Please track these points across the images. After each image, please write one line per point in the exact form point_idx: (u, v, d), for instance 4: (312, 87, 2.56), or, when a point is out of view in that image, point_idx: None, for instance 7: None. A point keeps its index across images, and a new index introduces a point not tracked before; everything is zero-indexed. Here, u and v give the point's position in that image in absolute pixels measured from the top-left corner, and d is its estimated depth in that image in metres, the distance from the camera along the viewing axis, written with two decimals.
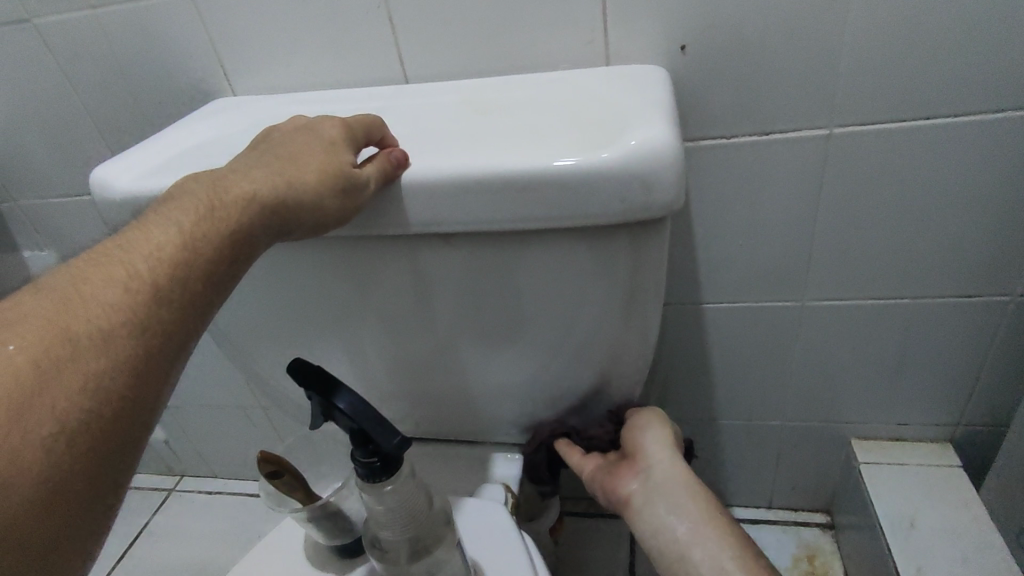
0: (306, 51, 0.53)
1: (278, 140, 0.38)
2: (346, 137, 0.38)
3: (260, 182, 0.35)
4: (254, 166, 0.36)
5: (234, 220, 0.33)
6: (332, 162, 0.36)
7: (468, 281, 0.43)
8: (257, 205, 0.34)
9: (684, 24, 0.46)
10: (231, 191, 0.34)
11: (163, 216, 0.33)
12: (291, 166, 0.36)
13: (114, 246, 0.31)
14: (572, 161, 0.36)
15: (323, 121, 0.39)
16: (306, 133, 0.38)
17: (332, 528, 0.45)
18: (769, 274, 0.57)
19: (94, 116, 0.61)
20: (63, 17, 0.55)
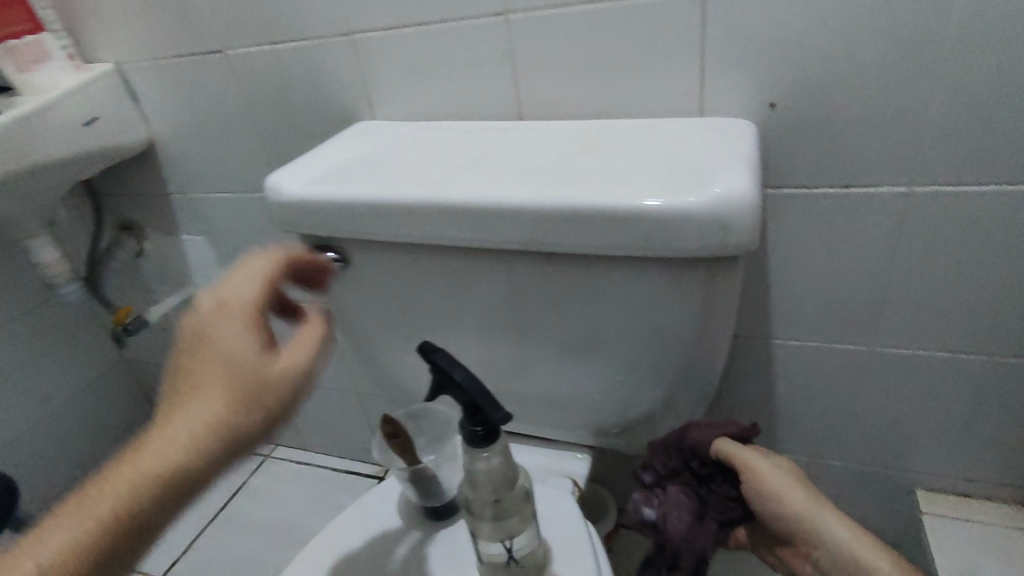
0: (438, 87, 0.62)
1: (181, 353, 0.37)
2: (244, 327, 0.37)
3: (155, 442, 0.36)
4: (161, 410, 0.38)
5: (128, 490, 0.36)
6: (231, 382, 0.36)
7: (558, 294, 0.50)
8: (157, 458, 0.36)
9: (774, 85, 0.51)
10: (132, 458, 0.36)
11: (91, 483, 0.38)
12: (188, 411, 0.36)
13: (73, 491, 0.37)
14: (661, 202, 0.42)
15: (209, 316, 0.37)
16: (200, 338, 0.37)
17: (426, 485, 0.54)
18: (839, 318, 0.60)
19: (259, 129, 0.74)
20: (251, 49, 0.68)
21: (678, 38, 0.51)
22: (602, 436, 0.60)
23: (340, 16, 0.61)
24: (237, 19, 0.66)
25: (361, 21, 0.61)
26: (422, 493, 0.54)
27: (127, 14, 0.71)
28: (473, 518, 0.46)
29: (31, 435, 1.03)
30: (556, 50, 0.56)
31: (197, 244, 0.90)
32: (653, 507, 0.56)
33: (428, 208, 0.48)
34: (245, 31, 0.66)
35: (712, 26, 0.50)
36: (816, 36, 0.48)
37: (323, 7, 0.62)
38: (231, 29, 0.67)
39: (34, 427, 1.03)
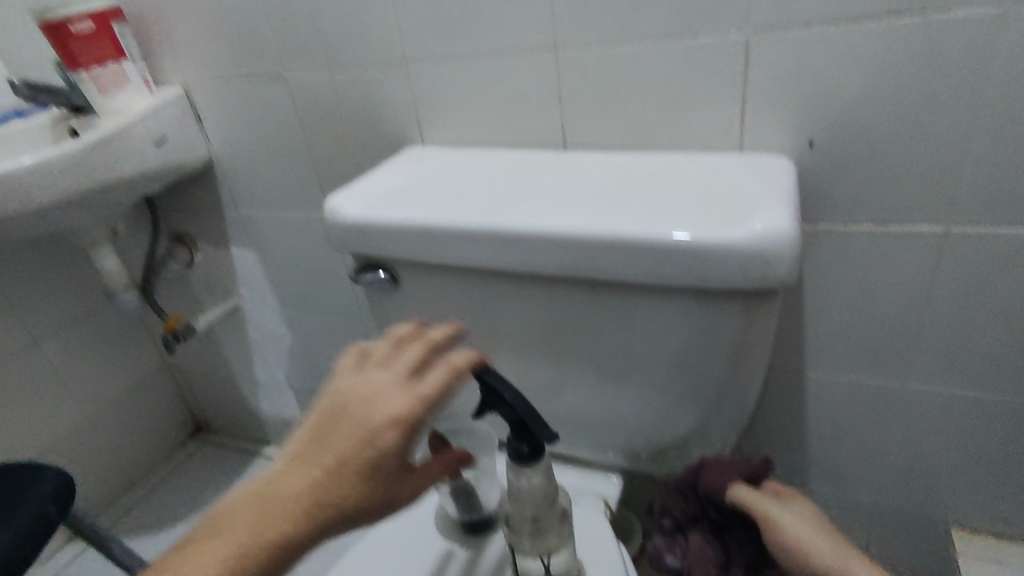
0: (486, 117, 0.66)
1: (347, 465, 0.38)
2: (389, 416, 0.38)
3: (299, 537, 0.38)
4: (304, 499, 0.38)
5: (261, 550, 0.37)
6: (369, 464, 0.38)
7: (598, 319, 0.52)
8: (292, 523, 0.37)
9: (814, 125, 0.53)
10: (269, 520, 0.38)
11: (216, 545, 0.38)
12: (339, 500, 0.38)
13: (209, 535, 0.39)
14: (703, 236, 0.44)
15: (392, 447, 0.37)
16: (373, 464, 0.38)
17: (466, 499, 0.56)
18: (874, 352, 0.61)
19: (313, 152, 0.78)
20: (311, 78, 0.72)
21: (721, 78, 0.54)
22: (634, 460, 0.61)
23: (398, 50, 0.65)
24: (300, 50, 0.71)
25: (417, 55, 0.65)
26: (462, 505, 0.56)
27: (199, 43, 0.76)
28: (512, 530, 0.48)
29: (80, 433, 1.08)
30: (601, 85, 0.58)
31: (246, 257, 0.94)
32: (676, 556, 0.57)
33: (479, 234, 0.51)
34: (307, 61, 0.71)
35: (755, 67, 0.52)
36: (856, 79, 0.50)
37: (382, 41, 0.66)
38: (294, 59, 0.72)
39: (83, 425, 1.08)
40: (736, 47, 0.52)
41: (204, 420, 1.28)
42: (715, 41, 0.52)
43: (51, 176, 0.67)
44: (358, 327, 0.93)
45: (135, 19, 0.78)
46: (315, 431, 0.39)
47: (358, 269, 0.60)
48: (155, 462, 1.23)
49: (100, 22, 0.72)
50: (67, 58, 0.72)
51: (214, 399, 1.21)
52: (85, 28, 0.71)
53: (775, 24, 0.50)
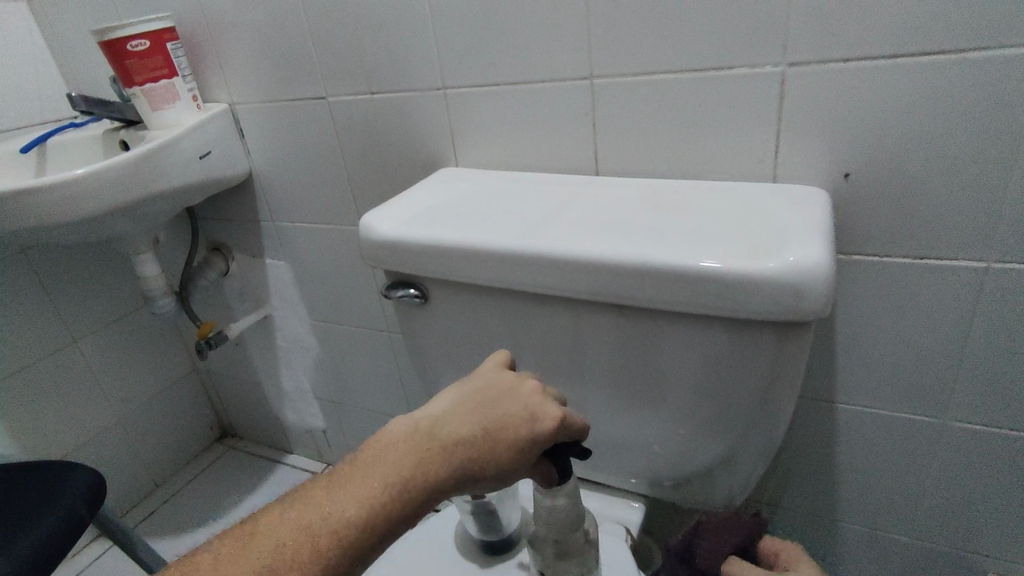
0: (519, 140, 0.67)
1: (503, 436, 0.39)
2: (551, 410, 0.40)
3: (437, 490, 0.38)
4: (456, 453, 0.38)
5: (412, 490, 0.37)
6: (521, 446, 0.39)
7: (626, 344, 0.52)
8: (443, 476, 0.38)
9: (849, 157, 0.53)
10: (426, 463, 0.38)
11: (366, 472, 0.38)
12: (489, 468, 0.39)
13: (362, 463, 0.39)
14: (736, 265, 0.44)
15: (547, 435, 0.39)
16: (525, 446, 0.39)
17: (485, 523, 0.56)
18: (908, 387, 0.60)
19: (349, 168, 0.80)
20: (352, 97, 0.74)
21: (756, 109, 0.54)
22: (658, 487, 0.61)
23: (436, 74, 0.67)
24: (342, 72, 0.73)
25: (454, 79, 0.67)
26: (480, 530, 0.56)
27: (247, 63, 0.79)
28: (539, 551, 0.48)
29: (112, 433, 1.11)
30: (635, 113, 0.59)
31: (280, 267, 0.97)
32: None
33: (511, 256, 0.52)
34: (349, 82, 0.73)
35: (790, 98, 0.53)
36: (894, 113, 0.50)
37: (421, 64, 0.68)
38: (336, 80, 0.74)
39: (115, 426, 1.11)
40: (771, 78, 0.52)
41: (229, 426, 1.30)
42: (750, 72, 0.53)
43: (101, 185, 0.70)
44: (384, 342, 0.94)
45: (188, 39, 0.82)
46: (478, 398, 0.41)
47: (389, 286, 0.61)
48: (181, 465, 1.25)
49: (156, 41, 0.75)
50: (124, 74, 0.76)
51: (241, 405, 1.23)
52: (141, 46, 0.74)
53: (811, 57, 0.50)
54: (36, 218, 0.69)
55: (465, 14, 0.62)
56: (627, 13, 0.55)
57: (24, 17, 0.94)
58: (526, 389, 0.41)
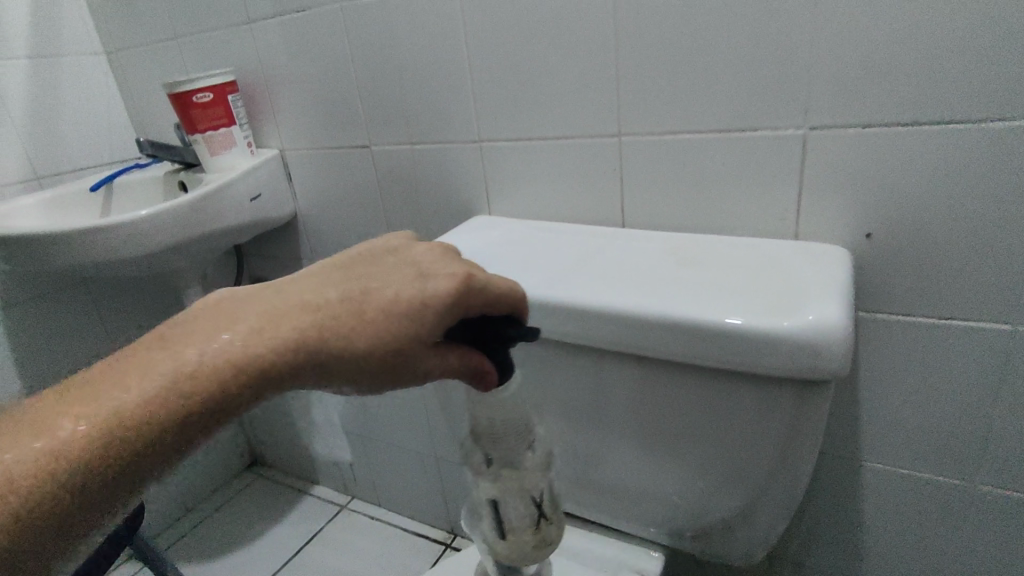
0: (550, 191, 0.70)
1: (381, 296, 0.38)
2: (439, 272, 0.39)
3: (301, 348, 0.37)
4: (325, 311, 0.38)
5: (269, 339, 0.36)
6: (402, 307, 0.38)
7: (646, 393, 0.54)
8: (312, 331, 0.37)
9: (870, 219, 0.54)
10: (292, 316, 0.37)
11: (216, 324, 0.37)
12: (365, 327, 0.38)
13: (220, 313, 0.38)
14: (754, 322, 0.45)
15: (436, 295, 0.38)
16: (407, 305, 0.38)
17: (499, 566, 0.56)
18: (934, 447, 0.59)
19: (387, 212, 0.85)
20: (393, 146, 0.79)
21: (777, 169, 0.56)
22: (676, 538, 0.60)
23: (474, 128, 0.72)
24: (386, 124, 0.78)
25: (491, 134, 0.71)
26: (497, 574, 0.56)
27: (300, 114, 0.86)
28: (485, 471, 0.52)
29: None
30: (662, 168, 0.62)
31: None
32: None
33: (537, 304, 0.54)
34: (391, 133, 0.78)
35: (811, 161, 0.55)
36: (915, 179, 0.51)
37: (460, 119, 0.72)
38: (379, 131, 0.79)
39: None
40: (794, 141, 0.55)
41: (259, 454, 1.33)
42: (774, 135, 0.55)
43: (159, 223, 0.76)
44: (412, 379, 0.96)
45: (247, 90, 0.89)
46: (361, 264, 0.41)
47: None
48: (211, 491, 1.28)
49: (218, 93, 0.82)
50: (187, 122, 0.82)
51: (272, 435, 1.27)
52: (205, 98, 0.81)
53: (833, 123, 0.53)
54: (101, 254, 0.74)
55: (503, 74, 0.67)
56: (655, 78, 0.58)
57: (103, 67, 1.03)
58: (416, 255, 0.41)
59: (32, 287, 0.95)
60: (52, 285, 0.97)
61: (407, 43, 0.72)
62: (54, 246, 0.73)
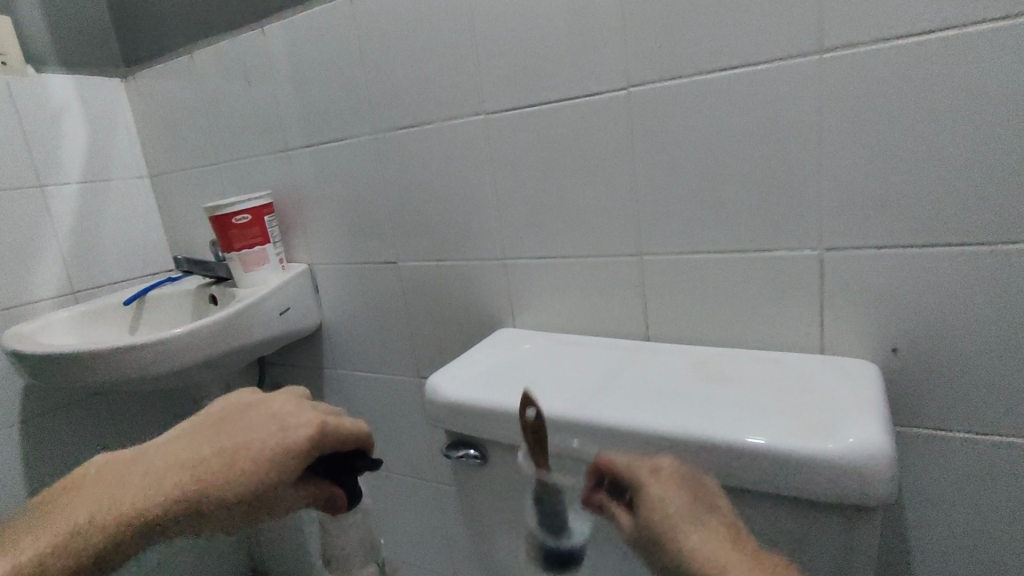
0: (574, 306, 0.72)
1: (248, 449, 0.42)
2: (297, 424, 0.43)
3: (175, 502, 0.41)
4: (187, 471, 0.42)
5: (154, 489, 0.42)
6: (262, 457, 0.41)
7: None
8: (187, 482, 0.41)
9: (895, 335, 0.55)
10: (175, 468, 0.42)
11: (105, 481, 0.44)
12: (229, 477, 0.41)
13: (126, 464, 0.45)
14: (790, 444, 0.45)
15: (291, 448, 0.41)
16: (265, 457, 0.41)
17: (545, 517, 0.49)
18: (990, 570, 0.56)
19: (412, 323, 0.87)
20: (420, 262, 0.83)
21: (798, 287, 0.58)
22: None
23: (498, 247, 0.75)
24: (413, 241, 0.82)
25: (514, 252, 0.74)
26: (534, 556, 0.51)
27: (330, 232, 0.90)
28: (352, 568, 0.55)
29: None
30: (683, 285, 0.64)
31: None
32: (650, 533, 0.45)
33: (568, 424, 0.54)
34: (418, 249, 0.82)
35: (829, 279, 0.57)
36: (934, 296, 0.53)
37: (485, 239, 0.76)
38: (406, 248, 0.83)
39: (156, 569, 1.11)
40: (811, 260, 0.57)
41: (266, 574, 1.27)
42: (790, 255, 0.58)
43: (196, 338, 0.78)
44: (432, 493, 0.93)
45: (280, 210, 0.95)
46: (237, 414, 0.45)
47: (450, 445, 0.64)
48: None
49: (255, 215, 0.87)
50: (224, 241, 0.87)
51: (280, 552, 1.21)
52: (244, 219, 0.86)
53: (849, 244, 0.55)
54: (134, 370, 0.76)
55: (526, 199, 0.71)
56: (673, 203, 0.62)
57: (145, 189, 1.11)
58: (281, 405, 0.44)
59: (49, 400, 0.96)
60: (66, 397, 0.98)
61: (434, 171, 0.77)
62: (90, 363, 0.75)
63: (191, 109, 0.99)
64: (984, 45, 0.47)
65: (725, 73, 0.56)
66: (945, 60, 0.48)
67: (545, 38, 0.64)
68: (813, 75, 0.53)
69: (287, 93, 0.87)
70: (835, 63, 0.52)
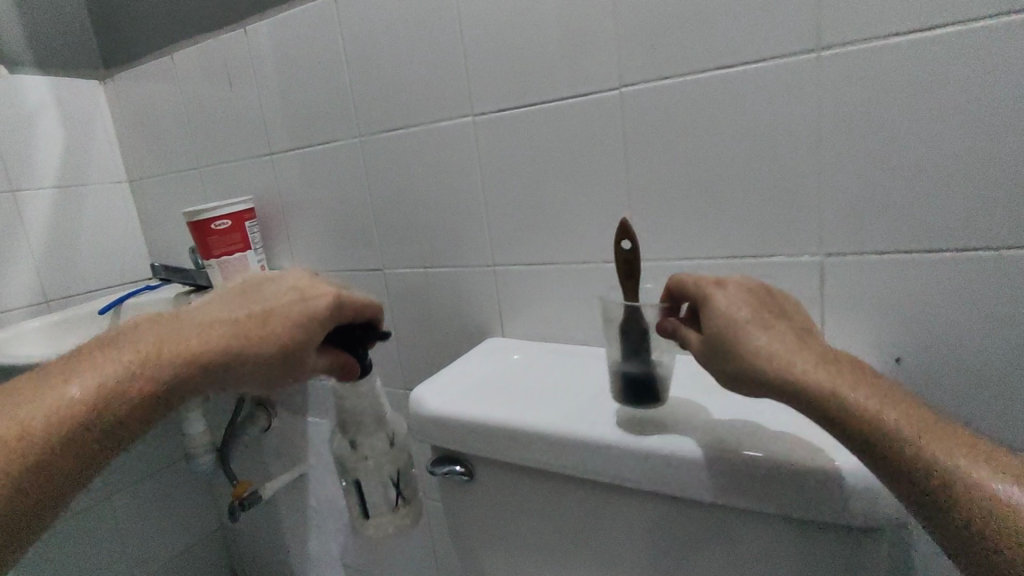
0: (565, 313, 0.69)
1: (276, 314, 0.46)
2: (320, 292, 0.48)
3: (210, 358, 0.45)
4: (222, 330, 0.46)
5: (190, 346, 0.45)
6: (296, 319, 0.46)
7: (684, 536, 0.49)
8: (223, 336, 0.45)
9: (899, 343, 0.53)
10: (208, 328, 0.46)
11: (133, 337, 0.47)
12: (260, 338, 0.45)
13: (153, 322, 0.48)
14: (795, 462, 0.43)
15: (319, 312, 0.46)
16: (296, 318, 0.46)
17: (630, 348, 0.50)
18: None
19: (398, 331, 0.84)
20: (406, 269, 0.80)
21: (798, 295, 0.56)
22: None
23: (487, 252, 0.73)
24: (399, 247, 0.80)
25: (503, 258, 0.72)
26: (616, 388, 0.52)
27: (314, 238, 0.88)
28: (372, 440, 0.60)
29: None
30: None
31: (320, 425, 0.97)
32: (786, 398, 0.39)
33: (561, 439, 0.52)
34: (404, 255, 0.80)
35: (830, 286, 0.54)
36: (940, 303, 0.51)
37: (473, 244, 0.73)
38: (393, 254, 0.81)
39: None
40: (810, 267, 0.55)
41: None
42: (790, 261, 0.56)
43: None
44: (419, 508, 0.90)
45: (262, 216, 0.92)
46: (256, 287, 0.50)
47: (435, 461, 0.61)
48: None
49: (236, 220, 0.84)
50: (204, 248, 0.83)
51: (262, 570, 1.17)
52: (223, 225, 0.83)
53: (850, 250, 0.53)
54: None
55: (516, 202, 0.69)
56: (667, 207, 0.60)
57: (124, 194, 1.07)
58: (297, 279, 0.49)
59: None
60: None
61: (420, 174, 0.75)
62: None
63: (171, 112, 0.97)
64: (984, 42, 0.45)
65: (719, 73, 0.54)
66: (942, 59, 0.46)
67: (534, 37, 0.62)
68: (809, 75, 0.51)
69: (270, 94, 0.85)
70: (831, 61, 0.50)
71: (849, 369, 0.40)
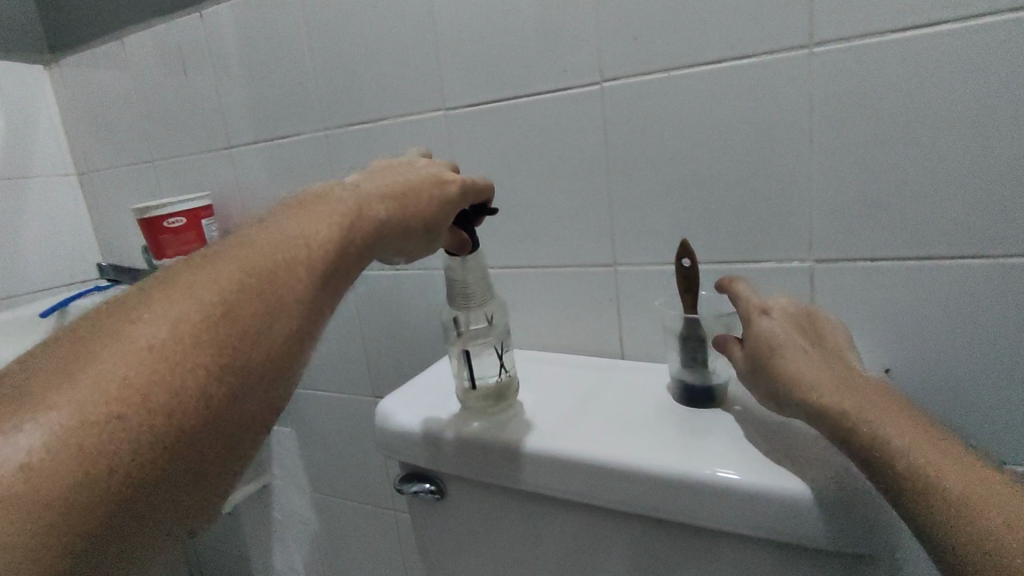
0: (544, 319, 0.66)
1: (421, 194, 0.45)
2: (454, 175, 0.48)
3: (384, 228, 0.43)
4: (390, 202, 0.44)
5: (366, 211, 0.43)
6: (442, 203, 0.46)
7: (667, 560, 0.46)
8: (392, 208, 0.44)
9: (888, 354, 0.51)
10: (374, 197, 0.44)
11: (320, 206, 0.42)
12: (413, 213, 0.45)
13: (322, 196, 0.43)
14: (788, 482, 0.40)
15: (454, 197, 0.47)
16: (433, 200, 0.46)
17: (686, 355, 0.52)
18: None
19: (367, 336, 0.79)
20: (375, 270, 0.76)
21: None
22: None
23: None
24: None
25: None
26: (674, 392, 0.54)
27: None
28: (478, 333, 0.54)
29: None
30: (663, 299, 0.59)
31: (284, 433, 0.92)
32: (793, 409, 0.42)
33: (542, 457, 0.48)
34: None
35: (819, 294, 0.52)
36: (931, 313, 0.49)
37: None
38: None
39: None
40: (798, 274, 0.53)
41: None
42: (779, 267, 0.53)
43: None
44: (389, 521, 0.86)
45: (222, 213, 0.86)
46: (387, 170, 0.48)
47: (404, 479, 0.58)
48: None
49: (192, 218, 0.78)
50: (156, 247, 0.78)
51: None
52: (177, 223, 0.77)
53: (839, 256, 0.51)
54: None
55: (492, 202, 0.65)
56: (651, 209, 0.57)
57: (73, 187, 1.01)
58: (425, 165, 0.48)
59: None
60: None
61: None
62: None
63: (123, 100, 0.90)
64: (983, 41, 0.43)
65: (709, 68, 0.51)
66: (939, 58, 0.44)
67: (513, 27, 0.59)
68: (800, 72, 0.48)
69: (231, 83, 0.79)
70: (824, 58, 0.47)
71: (855, 386, 0.41)
